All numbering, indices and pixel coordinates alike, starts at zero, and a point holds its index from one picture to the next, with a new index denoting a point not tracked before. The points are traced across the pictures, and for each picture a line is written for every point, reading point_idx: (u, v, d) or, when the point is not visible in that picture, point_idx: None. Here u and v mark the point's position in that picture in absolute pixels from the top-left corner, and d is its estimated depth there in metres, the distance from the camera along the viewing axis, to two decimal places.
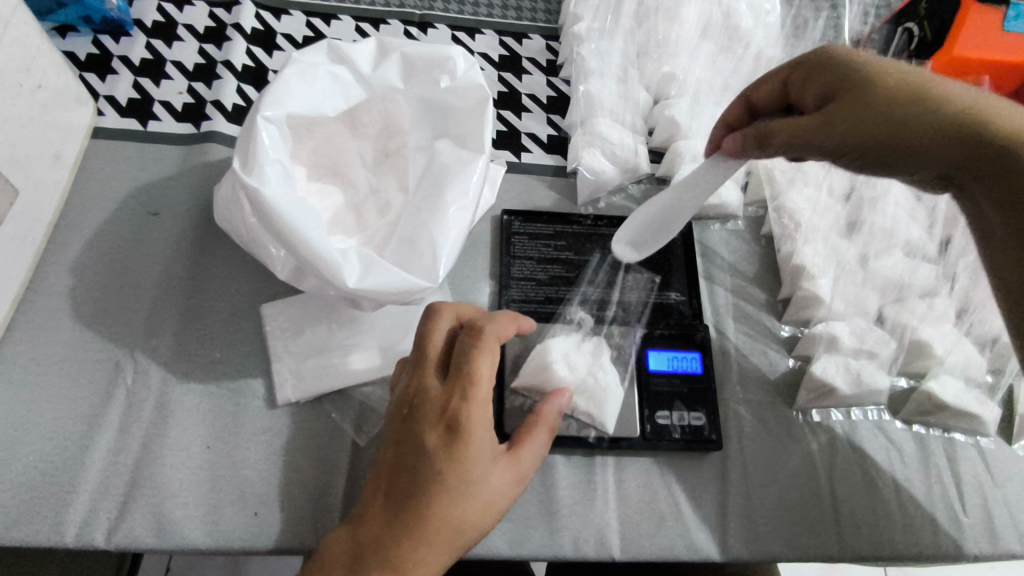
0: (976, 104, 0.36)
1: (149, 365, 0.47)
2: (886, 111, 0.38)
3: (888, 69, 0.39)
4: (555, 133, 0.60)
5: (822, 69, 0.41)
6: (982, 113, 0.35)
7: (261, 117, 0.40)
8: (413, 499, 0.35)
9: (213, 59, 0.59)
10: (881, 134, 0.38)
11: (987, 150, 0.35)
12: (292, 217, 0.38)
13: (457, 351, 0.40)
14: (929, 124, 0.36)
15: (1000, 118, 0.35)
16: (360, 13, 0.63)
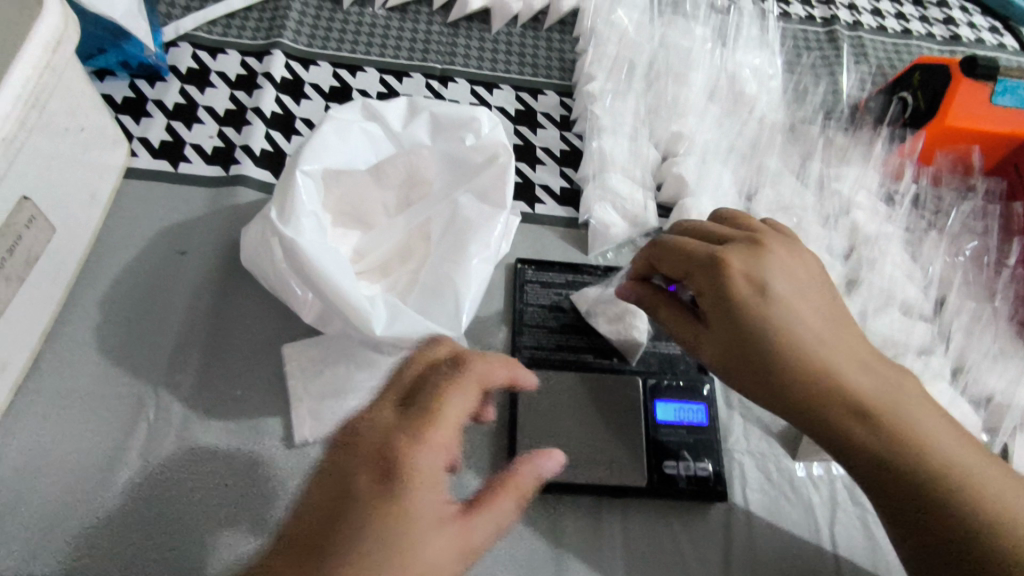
0: (860, 388, 0.38)
1: (171, 401, 0.48)
2: (776, 345, 0.39)
3: (770, 315, 0.39)
4: (567, 185, 0.62)
5: (713, 298, 0.40)
6: (879, 411, 0.38)
7: (300, 171, 0.42)
8: (329, 553, 0.31)
9: (244, 105, 0.62)
10: (772, 367, 0.39)
11: (859, 428, 0.38)
12: (324, 267, 0.40)
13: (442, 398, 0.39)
14: (827, 387, 0.38)
15: (876, 421, 0.37)
16: (384, 66, 0.66)
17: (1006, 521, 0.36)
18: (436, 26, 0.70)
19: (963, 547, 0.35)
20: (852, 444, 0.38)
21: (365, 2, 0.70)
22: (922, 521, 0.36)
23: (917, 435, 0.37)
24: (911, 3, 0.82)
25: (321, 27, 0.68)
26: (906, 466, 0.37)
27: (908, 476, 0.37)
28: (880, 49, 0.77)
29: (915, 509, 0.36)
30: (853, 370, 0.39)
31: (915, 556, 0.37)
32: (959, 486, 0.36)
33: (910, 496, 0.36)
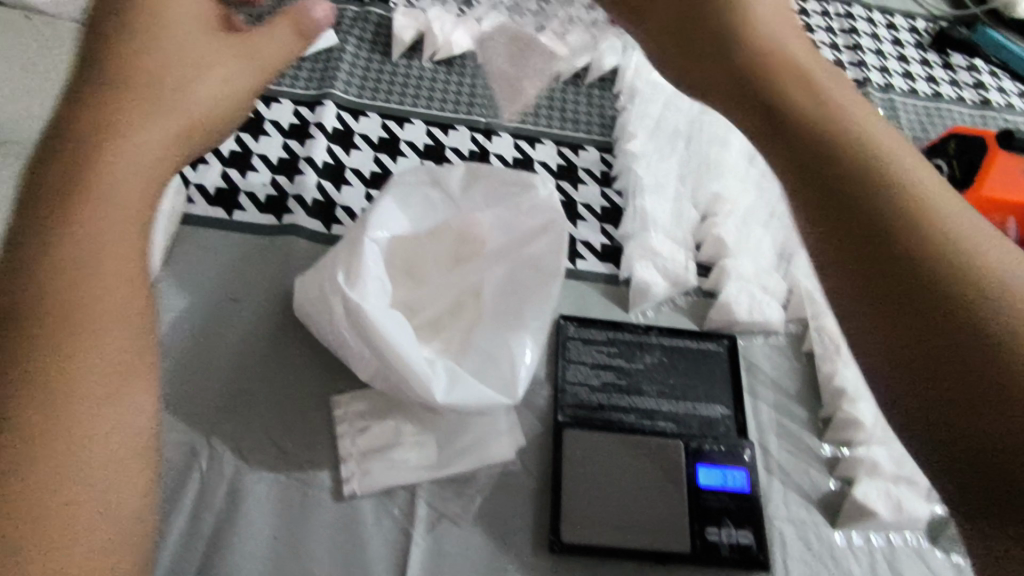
0: (906, 194, 0.30)
1: (224, 450, 0.49)
2: (774, 99, 0.36)
3: (789, 95, 0.35)
4: (608, 242, 0.63)
5: (699, 28, 0.42)
6: (878, 156, 0.31)
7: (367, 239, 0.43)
8: None
9: (296, 154, 0.64)
10: (758, 80, 0.37)
11: (857, 200, 0.30)
12: (390, 334, 0.41)
13: (162, 36, 0.41)
14: (809, 133, 0.33)
15: (853, 159, 0.32)
16: (431, 118, 0.68)
17: None
18: (481, 79, 0.72)
19: (956, 326, 0.26)
20: (863, 161, 0.31)
21: (414, 54, 0.72)
22: (890, 268, 0.28)
23: (955, 258, 0.28)
24: (942, 66, 0.84)
25: (371, 79, 0.70)
26: (845, 161, 0.32)
27: (932, 247, 0.28)
28: (912, 112, 0.78)
29: (867, 310, 0.29)
30: (921, 189, 0.30)
31: (858, 306, 0.29)
32: (976, 241, 0.28)
33: (848, 187, 0.31)
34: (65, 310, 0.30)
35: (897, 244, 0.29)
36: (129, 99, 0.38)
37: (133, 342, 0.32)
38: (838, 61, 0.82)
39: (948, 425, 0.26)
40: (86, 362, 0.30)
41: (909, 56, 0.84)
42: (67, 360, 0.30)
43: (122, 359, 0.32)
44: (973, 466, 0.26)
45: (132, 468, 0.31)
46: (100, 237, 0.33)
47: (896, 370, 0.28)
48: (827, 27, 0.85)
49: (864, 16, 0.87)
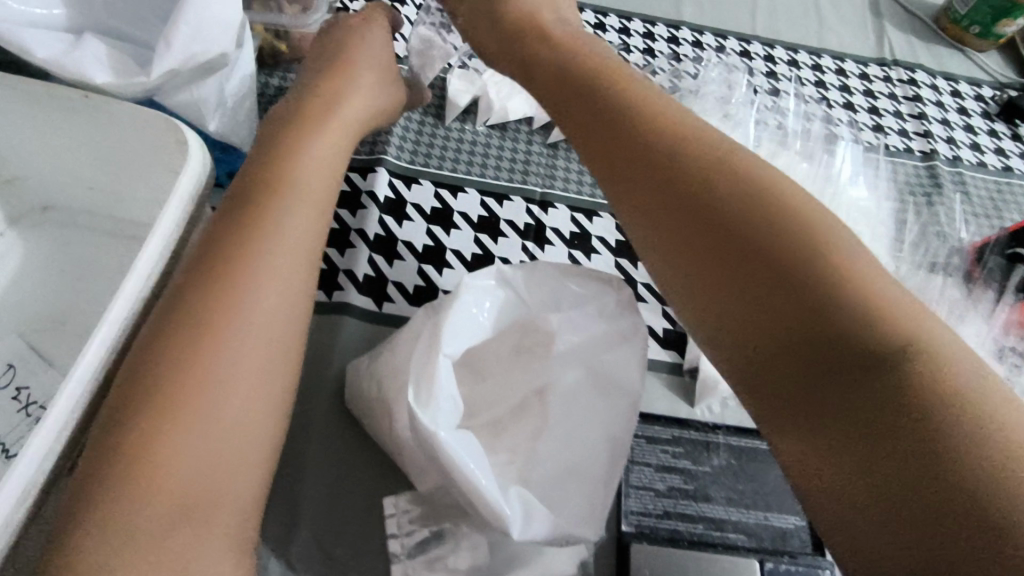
0: (755, 246, 0.39)
1: (271, 557, 0.46)
2: (673, 175, 0.44)
3: (668, 159, 0.44)
4: (670, 327, 0.60)
5: (593, 106, 0.50)
6: (746, 217, 0.40)
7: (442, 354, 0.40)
8: None
9: (347, 224, 0.61)
10: (697, 203, 0.42)
11: (719, 262, 0.40)
12: (467, 465, 0.38)
13: (290, 168, 0.46)
14: (696, 198, 0.42)
15: (722, 221, 0.41)
16: (485, 187, 0.66)
17: (882, 344, 0.34)
18: (536, 146, 0.69)
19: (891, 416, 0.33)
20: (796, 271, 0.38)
21: (468, 118, 0.70)
22: (836, 393, 0.35)
23: (806, 304, 0.37)
24: (1011, 137, 0.80)
25: (424, 144, 0.67)
26: (721, 228, 0.41)
27: (863, 350, 0.34)
28: (983, 187, 0.75)
29: (806, 396, 0.36)
30: (772, 242, 0.39)
31: (750, 357, 0.39)
32: (908, 331, 0.35)
33: (760, 273, 0.39)
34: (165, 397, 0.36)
35: (755, 299, 0.39)
36: (259, 224, 0.43)
37: (245, 423, 0.37)
38: (902, 131, 0.79)
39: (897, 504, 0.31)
40: (182, 439, 0.35)
41: (976, 126, 0.81)
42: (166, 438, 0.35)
43: (209, 445, 0.36)
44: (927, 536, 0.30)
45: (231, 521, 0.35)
46: (222, 346, 0.38)
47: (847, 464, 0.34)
48: (889, 93, 0.82)
49: (927, 82, 0.84)
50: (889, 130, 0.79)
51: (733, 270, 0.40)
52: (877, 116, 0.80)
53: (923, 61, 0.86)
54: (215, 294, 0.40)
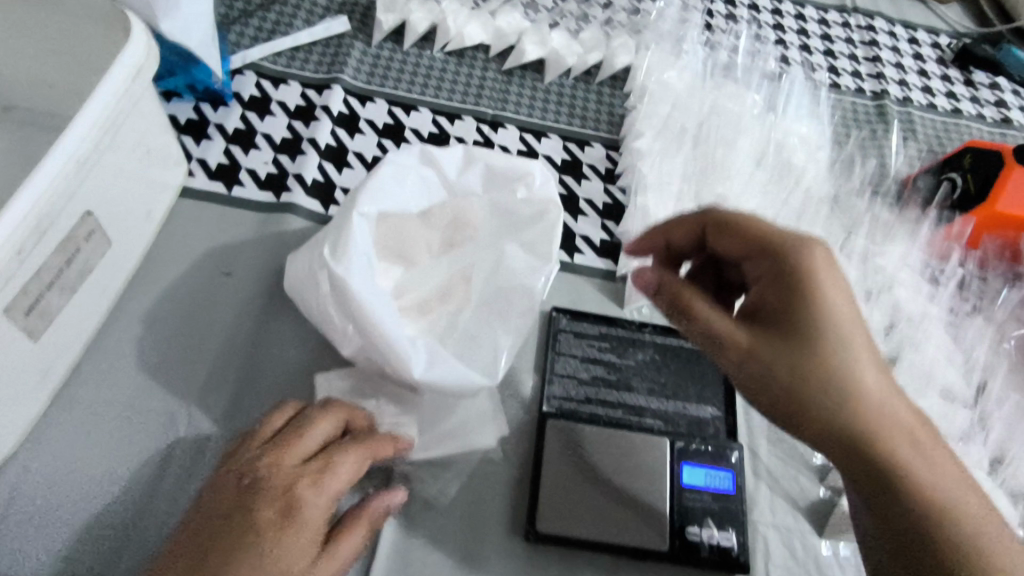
0: (873, 435, 0.36)
1: (202, 421, 0.49)
2: (816, 363, 0.37)
3: (818, 330, 0.38)
4: (607, 239, 0.62)
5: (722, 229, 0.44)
6: (868, 418, 0.36)
7: (357, 213, 0.43)
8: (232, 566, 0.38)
9: (301, 135, 0.64)
10: (797, 334, 0.38)
11: (850, 433, 0.36)
12: (373, 308, 0.41)
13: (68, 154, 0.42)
14: (846, 389, 0.36)
15: (873, 415, 0.36)
16: (438, 107, 0.68)
17: (950, 518, 0.35)
18: (491, 72, 0.72)
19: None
20: (871, 470, 0.36)
21: (425, 45, 0.72)
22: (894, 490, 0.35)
23: (932, 506, 0.35)
24: (964, 83, 0.81)
25: (381, 66, 0.70)
26: (866, 446, 0.36)
27: (921, 501, 0.35)
28: (930, 126, 0.76)
29: (888, 519, 0.35)
30: (898, 439, 0.36)
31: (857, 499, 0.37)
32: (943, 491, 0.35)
33: (884, 480, 0.35)
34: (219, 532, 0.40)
35: (876, 482, 0.36)
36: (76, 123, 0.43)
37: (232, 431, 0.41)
38: (856, 72, 0.79)
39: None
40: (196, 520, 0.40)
41: (929, 71, 0.82)
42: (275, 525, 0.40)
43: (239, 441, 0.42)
44: (918, 561, 0.34)
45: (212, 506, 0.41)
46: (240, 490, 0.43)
47: (881, 551, 0.36)
48: (846, 38, 0.83)
49: (885, 29, 0.85)
50: (843, 71, 0.79)
51: (861, 454, 0.36)
52: (832, 58, 0.80)
53: (882, 10, 0.88)
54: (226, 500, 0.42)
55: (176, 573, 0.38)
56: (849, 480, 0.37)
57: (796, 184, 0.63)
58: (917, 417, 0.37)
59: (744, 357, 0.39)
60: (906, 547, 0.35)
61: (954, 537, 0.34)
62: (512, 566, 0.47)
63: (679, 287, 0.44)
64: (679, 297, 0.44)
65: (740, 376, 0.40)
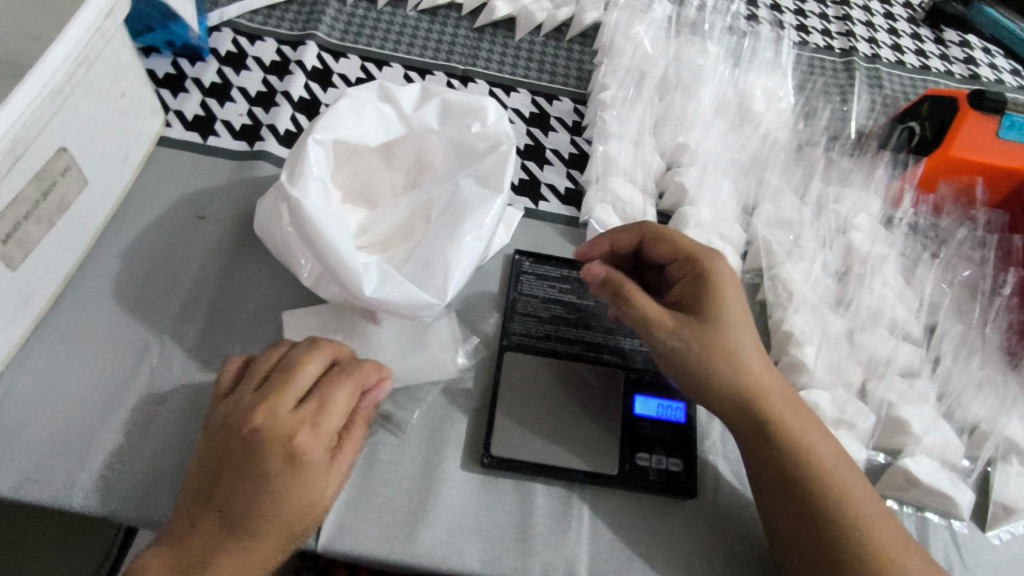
0: (779, 418, 0.45)
1: (173, 351, 0.51)
2: (734, 357, 0.45)
3: (735, 332, 0.46)
4: (572, 187, 0.64)
5: (658, 240, 0.50)
6: (766, 396, 0.45)
7: (311, 138, 0.46)
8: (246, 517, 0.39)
9: (275, 88, 0.66)
10: (718, 332, 0.45)
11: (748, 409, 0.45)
12: (324, 227, 0.43)
13: None
14: (752, 381, 0.45)
15: (771, 401, 0.45)
16: (409, 63, 0.70)
17: (839, 492, 0.43)
18: (462, 30, 0.73)
19: (799, 505, 0.43)
20: (777, 445, 0.44)
21: (399, 4, 0.74)
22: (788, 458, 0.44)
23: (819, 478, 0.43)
24: (934, 41, 0.82)
25: (355, 25, 0.72)
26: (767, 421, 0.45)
27: (811, 468, 0.43)
28: (898, 82, 0.76)
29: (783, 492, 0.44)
30: (791, 417, 0.45)
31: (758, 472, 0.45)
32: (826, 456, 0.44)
33: (782, 448, 0.44)
34: (236, 477, 0.39)
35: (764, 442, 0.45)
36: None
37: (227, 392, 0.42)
38: (825, 31, 0.81)
39: (772, 512, 0.44)
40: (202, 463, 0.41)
41: (899, 30, 0.83)
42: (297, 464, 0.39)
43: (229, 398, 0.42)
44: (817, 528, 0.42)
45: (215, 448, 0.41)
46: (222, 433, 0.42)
47: (770, 493, 0.44)
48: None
49: None
50: (812, 30, 0.80)
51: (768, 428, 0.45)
52: (802, 17, 0.81)
53: None
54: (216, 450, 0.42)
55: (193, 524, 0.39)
56: (741, 438, 0.46)
57: (754, 137, 0.66)
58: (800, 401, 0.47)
59: (669, 336, 0.46)
60: (799, 516, 0.43)
61: (836, 509, 0.42)
62: (468, 491, 0.49)
63: (623, 280, 0.48)
64: (623, 288, 0.47)
65: (672, 352, 0.46)
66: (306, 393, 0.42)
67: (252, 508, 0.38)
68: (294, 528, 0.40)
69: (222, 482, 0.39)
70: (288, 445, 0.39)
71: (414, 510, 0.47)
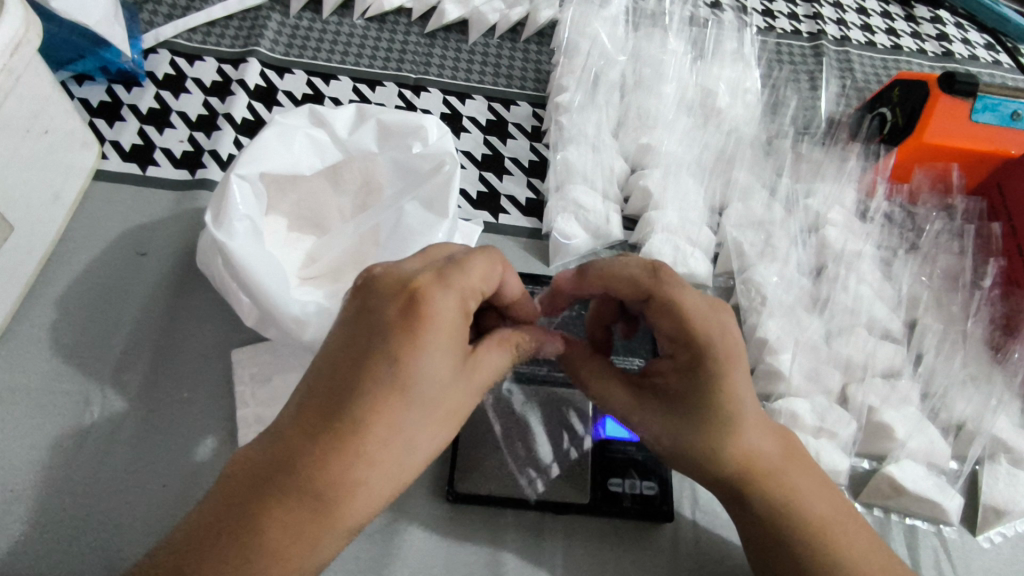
0: (780, 497, 0.39)
1: (117, 400, 0.48)
2: (723, 445, 0.38)
3: (737, 420, 0.37)
4: (533, 197, 0.61)
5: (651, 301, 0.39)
6: (759, 476, 0.39)
7: (235, 174, 0.44)
8: (362, 423, 0.30)
9: (216, 111, 0.63)
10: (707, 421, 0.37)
11: (741, 483, 0.39)
12: (252, 268, 0.42)
13: None
14: (740, 464, 0.38)
15: (768, 480, 0.39)
16: (357, 74, 0.67)
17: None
18: (413, 36, 0.70)
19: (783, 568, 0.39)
20: (764, 515, 0.40)
21: (345, 13, 0.71)
22: (781, 530, 0.39)
23: (824, 543, 0.39)
24: (904, 18, 0.79)
25: (299, 37, 0.69)
26: (757, 495, 0.39)
27: (808, 539, 0.39)
28: (869, 65, 0.74)
29: (779, 559, 0.39)
30: (790, 489, 0.39)
31: (743, 524, 0.41)
32: (828, 521, 0.40)
33: (777, 521, 0.39)
34: (349, 372, 0.31)
35: (752, 505, 0.40)
36: None
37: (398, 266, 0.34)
38: (792, 14, 0.78)
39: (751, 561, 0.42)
40: (348, 343, 0.32)
41: (868, 9, 0.80)
42: (408, 374, 0.31)
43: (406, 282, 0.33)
44: None
45: (347, 326, 0.33)
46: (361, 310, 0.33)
47: (763, 558, 0.40)
48: None
49: None
50: (778, 14, 0.77)
51: (760, 499, 0.39)
52: (769, 2, 0.78)
53: None
54: (348, 332, 0.32)
55: (300, 424, 0.31)
56: (727, 497, 0.41)
57: (720, 134, 0.63)
58: (806, 460, 0.41)
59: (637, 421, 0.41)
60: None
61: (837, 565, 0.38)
62: (432, 532, 0.46)
63: (578, 361, 0.44)
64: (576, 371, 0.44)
65: (651, 437, 0.40)
66: (453, 311, 0.32)
67: (363, 411, 0.30)
68: (374, 485, 0.31)
69: (352, 358, 0.31)
70: (412, 345, 0.31)
71: (377, 556, 0.45)
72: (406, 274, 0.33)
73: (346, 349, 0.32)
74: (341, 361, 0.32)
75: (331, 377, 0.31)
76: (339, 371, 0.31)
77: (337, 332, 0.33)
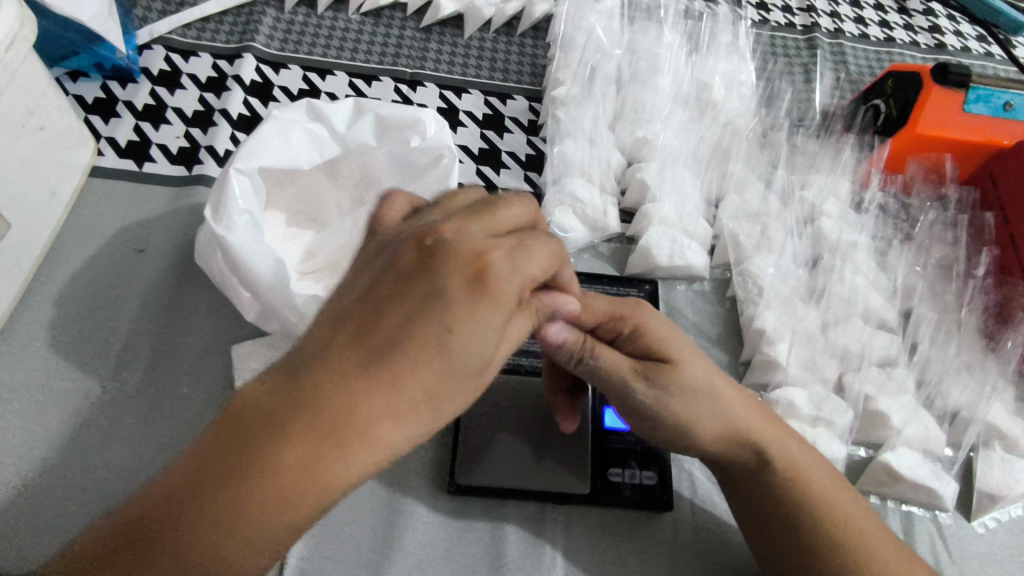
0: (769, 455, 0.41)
1: (116, 397, 0.48)
2: (707, 400, 0.40)
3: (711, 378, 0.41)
4: (531, 191, 0.62)
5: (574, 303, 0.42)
6: (749, 434, 0.41)
7: (234, 169, 0.44)
8: (398, 381, 0.26)
9: (212, 107, 0.63)
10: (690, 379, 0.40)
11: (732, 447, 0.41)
12: (252, 261, 0.42)
13: None
14: (730, 421, 0.41)
15: (757, 440, 0.41)
16: (353, 69, 0.67)
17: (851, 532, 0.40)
18: (409, 31, 0.70)
19: (787, 527, 0.40)
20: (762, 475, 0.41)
21: (340, 8, 0.71)
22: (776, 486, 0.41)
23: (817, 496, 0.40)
24: (896, 11, 0.80)
25: (294, 32, 0.69)
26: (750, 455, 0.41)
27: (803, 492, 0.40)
28: (862, 57, 0.74)
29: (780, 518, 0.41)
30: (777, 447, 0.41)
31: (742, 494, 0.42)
32: (823, 483, 0.41)
33: (772, 478, 0.41)
34: (403, 318, 0.27)
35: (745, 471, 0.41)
36: None
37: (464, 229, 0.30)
38: (786, 8, 0.78)
39: (760, 543, 0.42)
40: (405, 292, 0.28)
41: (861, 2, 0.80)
42: (458, 343, 0.27)
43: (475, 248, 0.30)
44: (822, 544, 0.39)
45: (407, 269, 0.29)
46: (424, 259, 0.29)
47: (764, 524, 0.41)
48: None
49: None
50: (772, 7, 0.77)
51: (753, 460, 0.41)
52: None
53: None
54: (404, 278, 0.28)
55: (330, 364, 0.26)
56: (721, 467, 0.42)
57: (714, 127, 0.64)
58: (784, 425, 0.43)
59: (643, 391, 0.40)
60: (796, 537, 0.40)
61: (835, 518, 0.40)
62: (434, 524, 0.46)
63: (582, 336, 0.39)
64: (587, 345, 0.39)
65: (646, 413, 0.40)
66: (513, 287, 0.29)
67: (404, 366, 0.26)
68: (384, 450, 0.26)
69: (406, 306, 0.27)
70: (473, 312, 0.28)
71: (379, 547, 0.45)
72: (477, 242, 0.30)
73: (402, 297, 0.28)
74: (392, 307, 0.27)
75: (380, 321, 0.27)
76: (387, 317, 0.27)
77: (392, 277, 0.29)
